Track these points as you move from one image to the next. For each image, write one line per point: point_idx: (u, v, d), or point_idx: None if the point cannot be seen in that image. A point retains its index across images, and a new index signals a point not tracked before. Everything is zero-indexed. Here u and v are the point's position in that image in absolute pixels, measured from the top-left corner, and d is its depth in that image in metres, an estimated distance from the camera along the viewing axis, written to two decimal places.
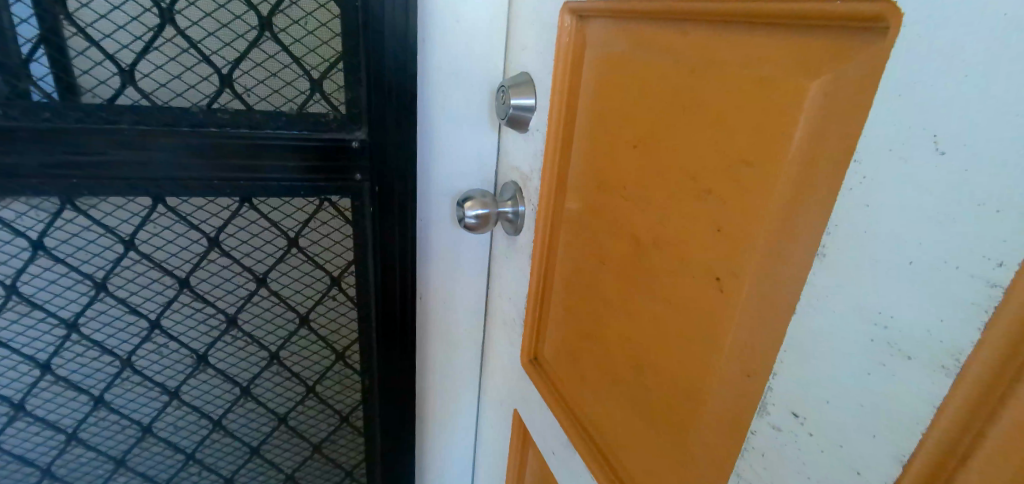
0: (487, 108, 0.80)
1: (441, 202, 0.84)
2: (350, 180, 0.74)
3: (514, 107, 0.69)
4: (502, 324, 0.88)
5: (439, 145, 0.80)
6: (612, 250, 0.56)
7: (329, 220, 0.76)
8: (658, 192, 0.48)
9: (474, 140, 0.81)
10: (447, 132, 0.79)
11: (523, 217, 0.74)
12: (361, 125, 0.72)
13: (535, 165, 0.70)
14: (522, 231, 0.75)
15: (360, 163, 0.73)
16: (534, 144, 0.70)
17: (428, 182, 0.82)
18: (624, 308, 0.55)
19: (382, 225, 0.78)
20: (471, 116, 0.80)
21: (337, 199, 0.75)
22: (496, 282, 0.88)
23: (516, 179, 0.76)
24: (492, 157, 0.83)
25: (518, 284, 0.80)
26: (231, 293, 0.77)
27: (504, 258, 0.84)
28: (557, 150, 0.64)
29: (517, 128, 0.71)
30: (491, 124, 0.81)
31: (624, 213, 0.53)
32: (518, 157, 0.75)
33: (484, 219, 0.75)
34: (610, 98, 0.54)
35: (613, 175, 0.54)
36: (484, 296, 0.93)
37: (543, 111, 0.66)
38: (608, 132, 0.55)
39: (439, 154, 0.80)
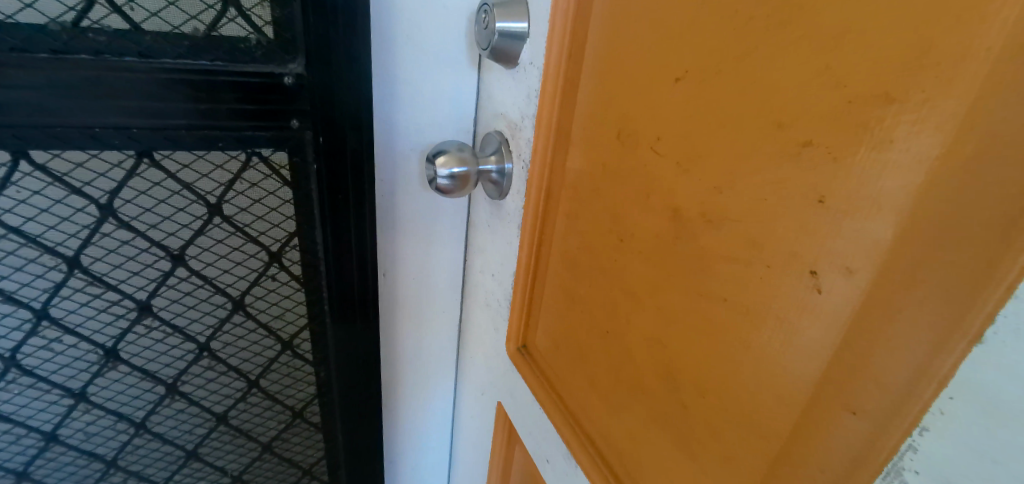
0: (464, 37, 0.63)
1: (407, 157, 0.68)
2: (286, 128, 0.57)
3: (500, 33, 0.52)
4: (483, 304, 0.74)
5: (401, 85, 0.63)
6: (636, 225, 0.43)
7: (259, 181, 0.60)
8: (719, 150, 0.34)
9: (447, 79, 0.65)
10: (412, 68, 0.63)
11: (510, 177, 0.60)
12: (297, 56, 0.54)
13: (526, 110, 0.55)
14: (508, 195, 0.61)
15: (297, 106, 0.56)
16: (524, 83, 0.54)
17: (390, 133, 0.65)
18: (652, 299, 0.42)
19: (332, 188, 0.62)
20: (443, 49, 0.63)
21: (269, 154, 0.59)
22: (475, 254, 0.74)
23: (501, 128, 0.60)
24: (470, 100, 0.67)
25: (503, 259, 0.66)
26: (139, 275, 0.61)
27: (485, 226, 0.69)
28: (557, 94, 0.49)
29: (503, 64, 0.55)
30: (469, 59, 0.64)
31: (659, 177, 0.39)
32: (502, 100, 0.59)
33: (461, 180, 0.60)
34: (640, 17, 0.39)
35: (643, 126, 0.40)
36: (462, 269, 0.79)
37: (537, 38, 0.50)
38: (634, 64, 0.40)
39: (401, 97, 0.64)
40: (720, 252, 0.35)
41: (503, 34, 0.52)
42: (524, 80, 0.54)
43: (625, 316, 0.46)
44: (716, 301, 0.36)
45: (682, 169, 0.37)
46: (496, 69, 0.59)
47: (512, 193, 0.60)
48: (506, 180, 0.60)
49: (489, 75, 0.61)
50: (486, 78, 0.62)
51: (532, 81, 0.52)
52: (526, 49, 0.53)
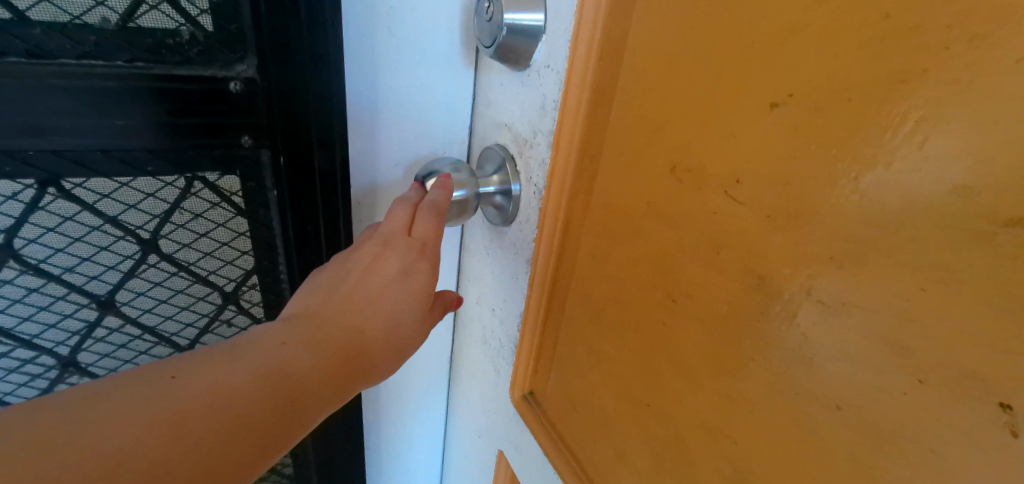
0: (458, 29, 0.51)
1: (389, 173, 0.56)
2: (235, 146, 0.48)
3: (507, 28, 0.40)
4: (477, 342, 0.63)
5: (379, 87, 0.51)
6: (666, 284, 0.35)
7: (202, 211, 0.51)
8: (846, 206, 0.24)
9: (436, 79, 0.53)
10: (393, 67, 0.51)
11: (519, 201, 0.49)
12: (245, 55, 0.45)
13: (541, 124, 0.43)
14: (514, 222, 0.50)
15: (249, 120, 0.48)
16: (539, 89, 0.43)
17: (369, 144, 0.54)
18: (679, 374, 0.35)
19: (297, 215, 0.53)
20: (432, 42, 0.51)
21: (215, 178, 0.50)
22: (467, 282, 0.63)
23: (504, 142, 0.49)
24: (463, 104, 0.56)
25: (503, 296, 0.55)
26: (57, 326, 0.52)
27: (480, 253, 0.58)
28: (583, 107, 0.39)
29: (511, 65, 0.44)
30: (464, 55, 0.53)
31: (731, 227, 0.30)
32: (507, 107, 0.47)
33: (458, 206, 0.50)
34: (711, 14, 0.29)
35: (710, 159, 0.31)
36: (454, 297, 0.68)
37: (560, 34, 0.39)
38: (698, 81, 0.30)
39: (379, 100, 0.52)
40: (828, 342, 0.26)
41: (513, 29, 0.40)
42: (538, 87, 0.42)
43: (644, 386, 0.39)
44: (816, 402, 0.27)
45: (773, 223, 0.28)
46: (499, 68, 0.47)
47: (519, 219, 0.49)
48: (513, 204, 0.49)
49: (489, 74, 0.50)
50: (484, 80, 0.51)
51: (552, 89, 0.41)
52: (543, 48, 0.41)
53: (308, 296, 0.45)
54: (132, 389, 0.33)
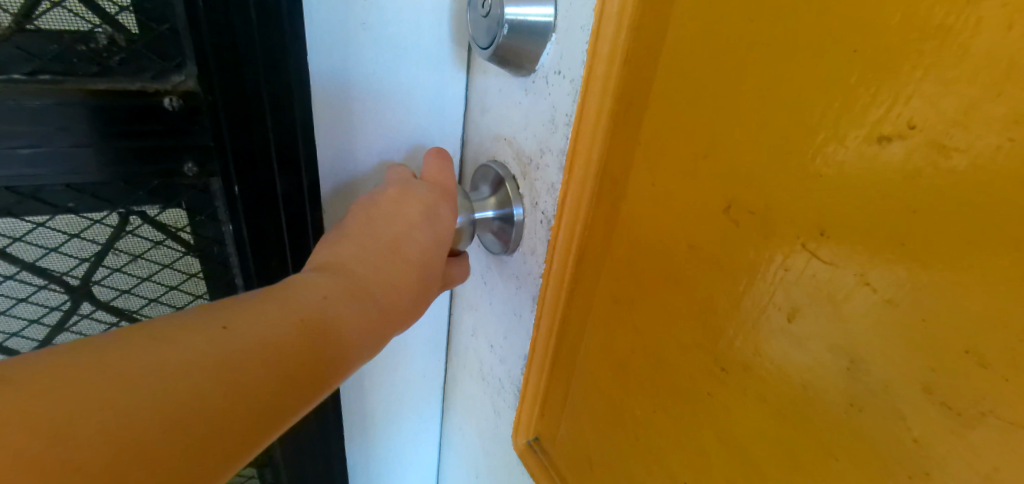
0: (442, 23, 0.45)
1: (361, 188, 0.50)
2: (175, 171, 0.44)
3: (508, 28, 0.33)
4: (468, 379, 0.56)
5: (353, 92, 0.45)
6: (701, 344, 0.29)
7: (143, 251, 0.49)
8: (1004, 281, 0.18)
9: (419, 81, 0.46)
10: (370, 67, 0.44)
11: (522, 226, 0.41)
12: (183, 63, 0.41)
13: (550, 140, 0.36)
14: (516, 251, 0.43)
15: (190, 140, 0.43)
16: (547, 99, 0.35)
17: (342, 156, 0.47)
18: (708, 444, 0.30)
19: (258, 245, 0.49)
20: (415, 38, 0.45)
21: (156, 213, 0.47)
22: (457, 311, 0.56)
23: (501, 158, 0.42)
24: (448, 107, 0.49)
25: (502, 334, 0.47)
26: None
27: (476, 283, 0.50)
28: (603, 124, 0.32)
29: (512, 70, 0.36)
30: (450, 53, 0.46)
31: (821, 291, 0.23)
32: (505, 118, 0.40)
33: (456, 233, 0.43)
34: (794, 26, 0.22)
35: (789, 202, 0.24)
36: (445, 322, 0.61)
37: (574, 33, 0.32)
38: (771, 110, 0.24)
39: (354, 107, 0.45)
40: (955, 452, 0.20)
41: (517, 26, 0.33)
42: (547, 96, 0.35)
43: (668, 437, 0.33)
44: None
45: (890, 300, 0.21)
46: (495, 71, 0.39)
47: (523, 249, 0.42)
48: (515, 231, 0.42)
49: (480, 76, 0.42)
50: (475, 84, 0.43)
51: (565, 101, 0.34)
52: (552, 50, 0.34)
53: (338, 239, 0.40)
54: (151, 337, 0.28)
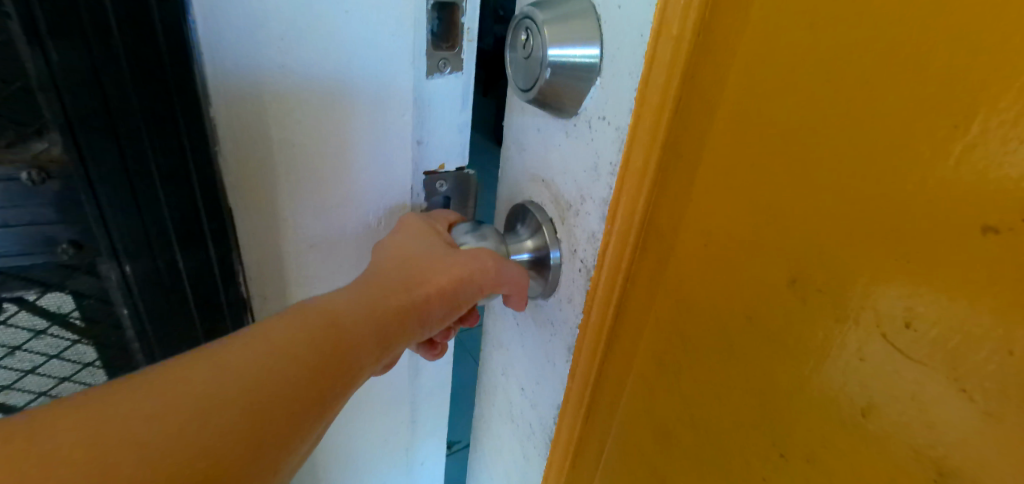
0: (376, 53, 0.35)
1: (295, 252, 0.42)
2: (52, 253, 0.40)
3: (551, 70, 0.31)
4: (496, 420, 0.53)
5: (269, 144, 0.37)
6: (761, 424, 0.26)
7: (20, 342, 0.45)
8: None
9: (354, 126, 0.37)
10: (293, 115, 0.36)
11: (558, 271, 0.39)
12: (43, 129, 0.35)
13: (592, 188, 0.33)
14: (551, 297, 0.40)
15: (46, 218, 0.38)
16: (590, 145, 0.33)
17: (267, 218, 0.40)
18: None
19: (161, 325, 0.44)
20: (343, 78, 0.35)
21: (36, 297, 0.42)
22: (484, 350, 0.54)
23: (536, 198, 0.39)
24: (392, 153, 0.39)
25: (533, 380, 0.45)
26: None
27: (508, 325, 0.48)
28: (648, 178, 0.29)
29: (553, 111, 0.34)
30: (385, 94, 0.37)
31: (906, 391, 0.20)
32: (542, 159, 0.37)
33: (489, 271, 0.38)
34: (883, 92, 0.20)
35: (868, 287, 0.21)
36: (421, 376, 0.54)
37: (622, 78, 0.30)
38: (852, 182, 0.21)
39: (274, 165, 0.38)
40: None
41: (561, 66, 0.31)
42: (590, 141, 0.33)
43: (710, 444, 0.30)
44: None
45: (987, 413, 0.18)
46: (534, 109, 0.37)
47: (558, 295, 0.39)
48: (551, 274, 0.39)
49: (515, 112, 0.40)
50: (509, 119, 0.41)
51: (609, 149, 0.31)
52: (597, 93, 0.32)
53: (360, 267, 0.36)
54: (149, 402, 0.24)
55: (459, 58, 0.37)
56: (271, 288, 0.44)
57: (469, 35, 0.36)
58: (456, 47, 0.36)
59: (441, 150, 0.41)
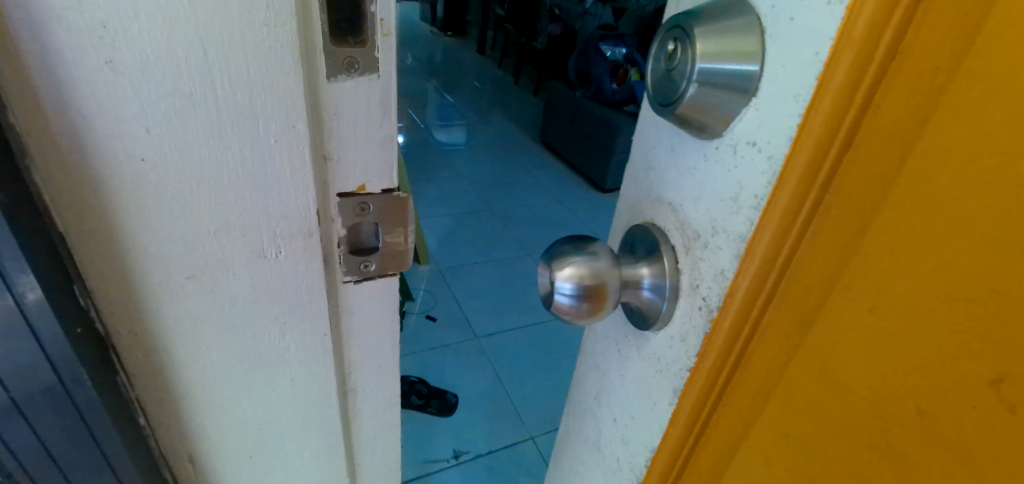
0: (257, 47, 0.24)
1: (169, 316, 0.29)
2: None
3: (699, 80, 0.27)
4: (581, 447, 0.49)
5: (108, 165, 0.24)
6: None
7: None
8: None
9: (235, 142, 0.26)
10: (137, 124, 0.24)
11: (674, 306, 0.34)
12: None
13: (733, 220, 0.29)
14: (659, 332, 0.35)
15: None
16: (730, 173, 0.29)
17: (118, 268, 0.27)
18: None
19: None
20: (207, 79, 0.24)
21: None
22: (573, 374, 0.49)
23: (659, 222, 0.35)
24: (287, 178, 0.28)
25: (628, 415, 0.40)
26: None
27: (607, 354, 0.43)
28: (802, 216, 0.26)
29: (692, 131, 0.30)
30: (275, 100, 0.25)
31: None
32: (672, 183, 0.33)
33: (595, 291, 0.34)
34: None
35: None
36: (359, 438, 0.43)
37: (782, 102, 0.25)
38: None
39: (124, 195, 0.25)
40: None
41: (706, 83, 0.27)
42: (732, 169, 0.28)
43: None
44: None
45: None
46: (670, 126, 0.33)
47: (671, 332, 0.34)
48: (667, 303, 0.34)
49: (648, 126, 0.36)
50: (639, 136, 0.36)
51: (757, 180, 0.27)
52: (746, 117, 0.28)
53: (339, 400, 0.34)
54: None
55: (373, 57, 0.27)
56: (139, 355, 0.30)
57: (384, 30, 0.26)
58: (369, 44, 0.26)
59: (360, 168, 0.30)
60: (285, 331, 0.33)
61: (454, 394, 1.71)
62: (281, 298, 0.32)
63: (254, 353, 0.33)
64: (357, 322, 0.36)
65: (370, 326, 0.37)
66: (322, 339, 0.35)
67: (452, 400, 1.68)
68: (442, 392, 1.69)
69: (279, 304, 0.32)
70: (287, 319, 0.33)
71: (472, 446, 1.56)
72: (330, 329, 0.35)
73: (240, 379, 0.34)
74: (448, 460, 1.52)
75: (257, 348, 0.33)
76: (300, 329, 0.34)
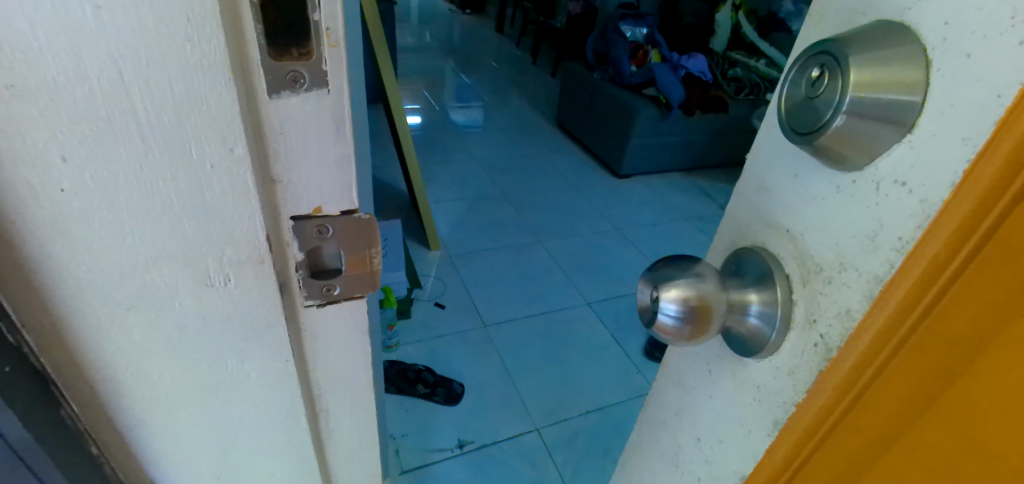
0: (181, 66, 0.26)
1: (87, 309, 0.32)
2: None
3: (851, 110, 0.29)
4: (679, 446, 0.52)
5: (18, 182, 0.27)
6: None
7: None
8: None
9: (166, 158, 0.28)
10: (51, 148, 0.26)
11: (785, 336, 0.39)
12: None
13: (857, 257, 0.34)
14: (763, 359, 0.41)
15: None
16: (871, 211, 0.33)
17: (17, 270, 0.30)
18: None
19: None
20: (125, 99, 0.26)
21: None
22: (670, 377, 0.53)
23: (774, 247, 0.40)
24: (228, 201, 0.31)
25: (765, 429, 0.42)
26: None
27: (696, 365, 0.48)
28: (960, 253, 0.30)
29: (829, 160, 0.33)
30: (206, 121, 0.28)
31: None
32: (794, 212, 0.38)
33: (701, 312, 0.37)
34: None
35: None
36: (324, 418, 0.47)
37: (947, 143, 0.29)
38: None
39: (26, 203, 0.28)
40: None
41: (859, 114, 0.29)
42: (872, 206, 0.32)
43: None
44: None
45: None
46: (793, 153, 0.37)
47: (784, 351, 0.39)
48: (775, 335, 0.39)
49: (765, 150, 0.40)
50: (753, 159, 0.41)
51: (903, 223, 0.31)
52: (895, 152, 0.31)
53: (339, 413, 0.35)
54: None
55: (320, 72, 0.29)
56: (26, 341, 0.33)
57: (332, 40, 0.28)
58: (315, 56, 0.29)
59: (313, 187, 0.33)
60: (219, 324, 0.36)
61: (461, 383, 1.72)
62: (200, 296, 0.34)
63: (216, 342, 0.37)
64: (318, 318, 0.40)
65: (328, 326, 0.41)
66: (276, 335, 0.38)
67: (459, 389, 1.69)
68: (448, 382, 1.71)
69: (210, 304, 0.35)
70: (247, 314, 0.36)
71: (476, 434, 1.58)
72: (283, 328, 0.38)
73: (187, 372, 0.38)
74: (453, 450, 1.53)
75: (173, 339, 0.35)
76: (230, 325, 0.37)
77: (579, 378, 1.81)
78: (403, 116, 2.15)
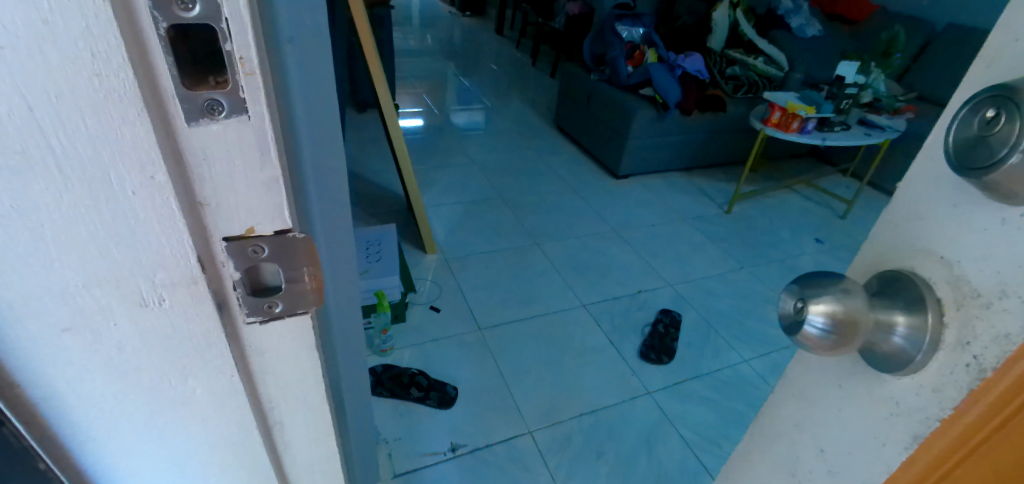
0: (91, 99, 0.28)
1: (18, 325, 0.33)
2: None
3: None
4: (800, 458, 0.52)
5: None
6: None
7: None
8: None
9: (85, 184, 0.30)
10: None
11: (930, 357, 0.38)
12: None
13: (1022, 284, 0.34)
14: (901, 377, 0.41)
15: None
16: None
17: None
18: None
19: None
20: (39, 128, 0.28)
21: None
22: (789, 393, 0.53)
23: (927, 274, 0.39)
24: (153, 224, 0.32)
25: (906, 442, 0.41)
26: None
27: (824, 383, 0.48)
28: None
29: (998, 198, 0.33)
30: (124, 150, 0.30)
31: None
32: (951, 240, 0.38)
33: (846, 328, 0.38)
34: None
35: None
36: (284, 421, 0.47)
37: None
38: None
39: None
40: None
41: None
42: None
43: None
44: None
45: None
46: (954, 185, 0.38)
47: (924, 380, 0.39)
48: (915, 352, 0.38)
49: (919, 183, 0.40)
50: (904, 190, 0.41)
51: None
52: None
53: None
54: None
55: (238, 99, 0.31)
56: None
57: (247, 69, 0.31)
58: (231, 85, 0.31)
59: (243, 210, 0.35)
60: (161, 338, 0.37)
61: (454, 386, 1.70)
62: (138, 311, 0.36)
63: (162, 352, 0.38)
64: (263, 333, 0.40)
65: (274, 341, 0.41)
66: (218, 350, 0.40)
67: (452, 393, 1.66)
68: (442, 385, 1.68)
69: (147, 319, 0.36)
70: (187, 326, 0.38)
71: (471, 438, 1.55)
72: (224, 342, 0.40)
73: (129, 382, 0.39)
74: (447, 453, 1.50)
75: (117, 352, 0.37)
76: (175, 339, 0.38)
77: (574, 382, 1.78)
78: (394, 120, 2.12)
